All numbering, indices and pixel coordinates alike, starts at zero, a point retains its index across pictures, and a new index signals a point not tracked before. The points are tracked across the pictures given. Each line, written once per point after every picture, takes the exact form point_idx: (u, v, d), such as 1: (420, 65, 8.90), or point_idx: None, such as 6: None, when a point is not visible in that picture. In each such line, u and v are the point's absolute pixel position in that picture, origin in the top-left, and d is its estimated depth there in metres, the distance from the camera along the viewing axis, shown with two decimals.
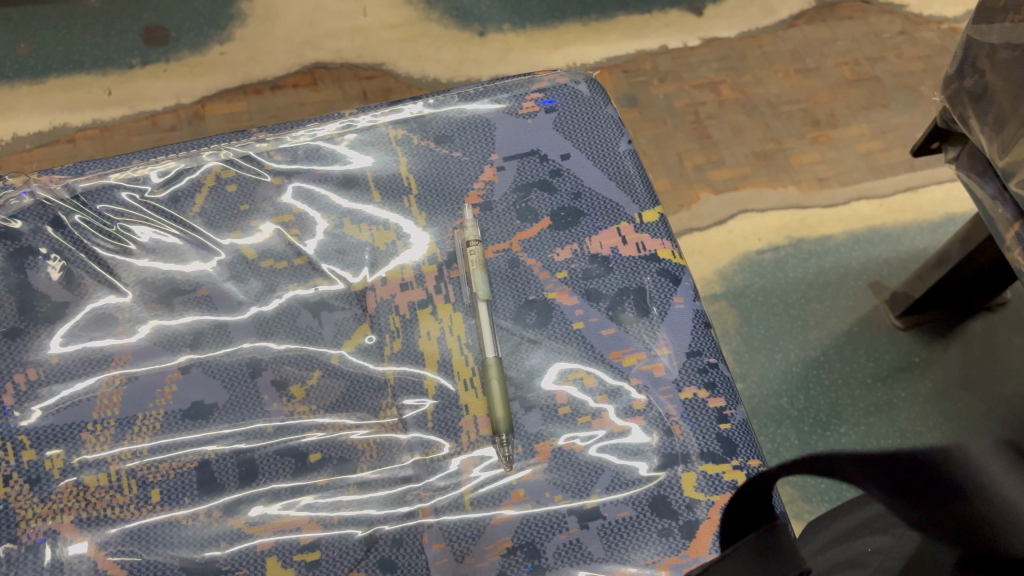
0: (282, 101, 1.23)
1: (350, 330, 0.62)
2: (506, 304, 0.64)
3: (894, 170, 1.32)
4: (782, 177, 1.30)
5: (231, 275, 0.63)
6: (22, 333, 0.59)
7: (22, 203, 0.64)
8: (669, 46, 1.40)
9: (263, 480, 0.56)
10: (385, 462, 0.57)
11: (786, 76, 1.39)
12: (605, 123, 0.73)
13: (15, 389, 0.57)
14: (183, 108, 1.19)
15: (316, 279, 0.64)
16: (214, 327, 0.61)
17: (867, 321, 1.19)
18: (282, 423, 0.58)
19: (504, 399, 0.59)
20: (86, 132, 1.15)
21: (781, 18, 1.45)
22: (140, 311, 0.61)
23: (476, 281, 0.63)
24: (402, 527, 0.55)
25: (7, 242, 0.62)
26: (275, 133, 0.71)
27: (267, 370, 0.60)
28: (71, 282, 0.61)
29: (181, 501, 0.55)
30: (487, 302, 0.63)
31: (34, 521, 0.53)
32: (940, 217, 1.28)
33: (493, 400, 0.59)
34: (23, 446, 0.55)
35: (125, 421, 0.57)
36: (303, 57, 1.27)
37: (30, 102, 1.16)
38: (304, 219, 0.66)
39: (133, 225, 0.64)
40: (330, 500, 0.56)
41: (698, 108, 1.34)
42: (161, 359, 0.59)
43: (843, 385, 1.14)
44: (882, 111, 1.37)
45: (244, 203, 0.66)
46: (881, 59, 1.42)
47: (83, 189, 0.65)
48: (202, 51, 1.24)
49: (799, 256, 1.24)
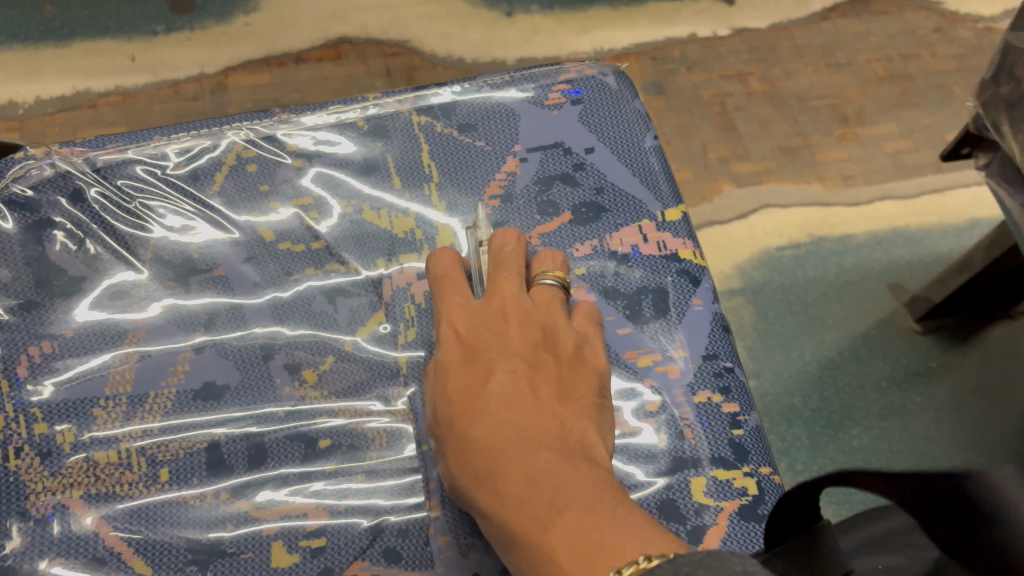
0: (305, 74, 1.22)
1: (365, 317, 0.62)
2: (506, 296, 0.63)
3: (921, 171, 1.30)
4: (807, 173, 1.28)
5: (248, 255, 0.63)
6: (39, 306, 0.59)
7: (43, 174, 0.64)
8: (699, 35, 1.38)
9: (273, 464, 0.56)
10: (395, 452, 0.58)
11: (817, 70, 1.37)
12: (632, 117, 0.72)
13: (30, 361, 0.57)
14: (206, 77, 1.19)
15: (333, 264, 0.63)
16: (229, 308, 0.61)
17: (886, 323, 1.18)
18: (294, 408, 0.58)
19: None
20: (109, 98, 1.15)
21: (814, 10, 1.43)
22: (155, 288, 0.61)
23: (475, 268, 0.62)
24: (409, 519, 0.55)
25: (26, 213, 0.62)
26: (297, 114, 0.71)
27: (280, 354, 0.60)
28: (88, 257, 0.61)
29: (190, 481, 0.55)
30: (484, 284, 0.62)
31: (43, 495, 0.53)
32: (965, 221, 1.27)
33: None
34: (35, 419, 0.55)
35: (137, 399, 0.57)
36: (328, 31, 1.26)
37: (55, 66, 1.16)
38: (323, 202, 0.66)
39: (152, 202, 0.64)
40: (337, 487, 0.56)
41: (725, 99, 1.33)
42: (175, 338, 0.59)
43: (858, 388, 1.13)
44: (913, 110, 1.34)
45: (264, 183, 0.66)
46: (915, 57, 1.40)
47: (104, 163, 0.65)
48: (227, 21, 1.24)
49: (819, 255, 1.23)
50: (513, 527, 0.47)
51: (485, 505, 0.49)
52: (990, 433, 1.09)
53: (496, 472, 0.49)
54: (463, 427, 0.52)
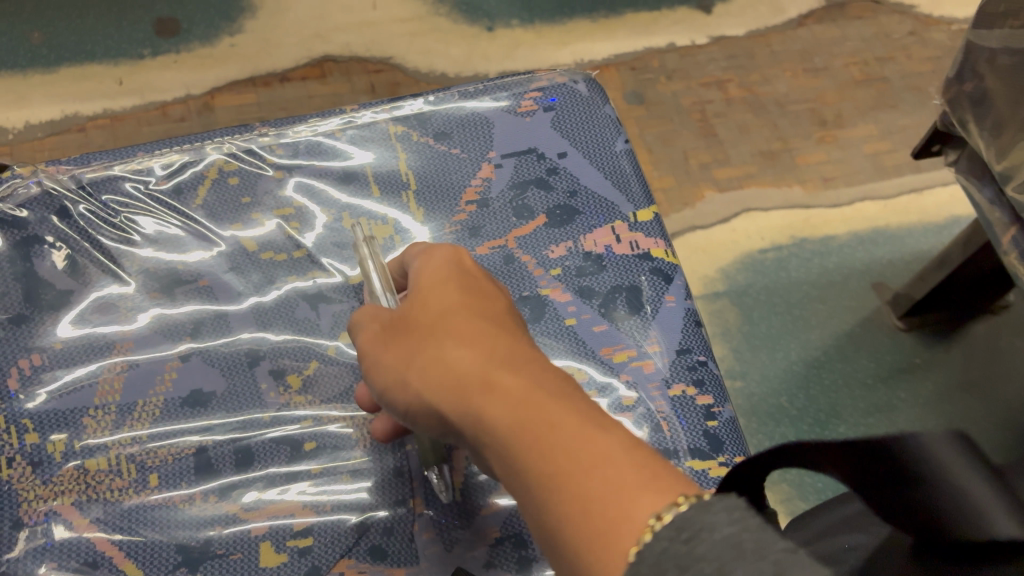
0: (291, 93, 1.24)
1: (347, 323, 0.64)
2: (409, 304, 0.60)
3: (900, 171, 1.32)
4: (787, 176, 1.30)
5: (232, 266, 0.65)
6: (28, 320, 0.61)
7: (29, 192, 0.65)
8: (677, 44, 1.40)
9: (259, 466, 0.58)
10: (378, 452, 0.60)
11: (795, 75, 1.39)
12: (603, 122, 0.74)
13: (20, 374, 0.59)
14: (193, 99, 1.20)
15: (315, 271, 0.66)
16: (215, 316, 0.63)
17: (870, 321, 1.20)
18: (279, 412, 0.60)
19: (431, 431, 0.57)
20: (97, 121, 1.16)
21: (790, 17, 1.46)
22: (142, 299, 0.63)
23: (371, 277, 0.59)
24: (393, 515, 0.57)
25: (15, 231, 0.64)
26: (277, 127, 0.72)
27: (265, 360, 0.62)
28: (76, 271, 0.63)
29: (179, 485, 0.56)
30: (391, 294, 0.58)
31: (36, 503, 0.55)
32: (945, 219, 1.29)
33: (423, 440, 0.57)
34: (26, 429, 0.57)
35: (126, 407, 0.58)
36: (312, 50, 1.28)
37: (43, 91, 1.17)
38: (304, 212, 0.68)
39: (136, 216, 0.66)
40: (323, 488, 0.58)
41: (704, 106, 1.35)
42: (162, 347, 0.61)
43: (844, 386, 1.15)
44: (890, 112, 1.37)
45: (246, 196, 0.68)
46: (891, 59, 1.42)
47: (89, 180, 0.67)
48: (212, 43, 1.26)
49: (802, 256, 1.25)
50: (526, 442, 0.40)
51: (497, 403, 0.42)
52: (975, 425, 1.11)
53: (501, 386, 0.43)
54: (462, 332, 0.46)
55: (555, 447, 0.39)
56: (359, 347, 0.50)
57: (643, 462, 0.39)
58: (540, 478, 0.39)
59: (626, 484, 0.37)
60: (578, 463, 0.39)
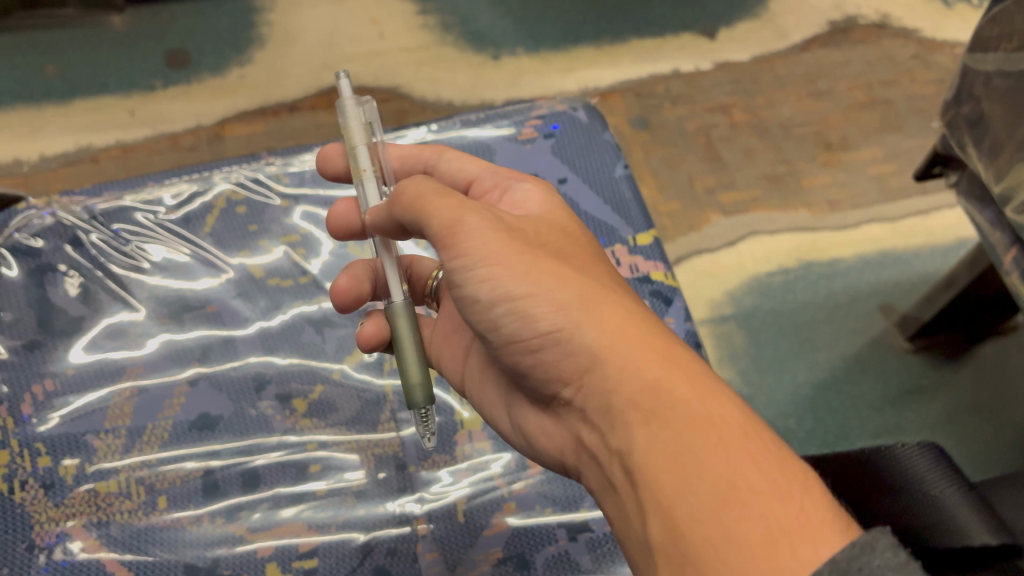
0: (300, 122, 1.25)
1: (352, 346, 0.68)
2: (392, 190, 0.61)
3: (905, 194, 1.31)
4: (792, 200, 1.30)
5: (239, 292, 0.69)
6: (41, 346, 0.64)
7: (44, 222, 0.69)
8: (681, 70, 1.41)
9: (265, 487, 0.61)
10: (380, 473, 0.63)
11: (799, 99, 1.41)
12: (603, 148, 0.75)
13: (33, 399, 0.62)
14: (203, 129, 1.22)
15: (320, 297, 0.70)
16: (223, 340, 0.66)
17: (877, 344, 1.18)
18: (285, 435, 0.63)
19: (420, 360, 0.53)
20: (110, 152, 1.18)
21: (794, 41, 1.48)
22: (151, 325, 0.67)
23: (355, 156, 0.58)
24: (397, 533, 0.60)
25: (29, 259, 0.68)
26: (283, 156, 0.77)
27: (272, 384, 0.65)
28: (88, 298, 0.67)
29: (187, 506, 0.59)
30: (371, 175, 0.58)
31: (48, 525, 0.57)
32: (952, 241, 1.27)
33: (405, 373, 0.53)
34: (39, 453, 0.59)
35: (136, 431, 0.62)
36: (321, 80, 1.30)
37: (58, 124, 1.20)
38: (310, 239, 0.73)
39: (147, 244, 0.70)
40: (327, 510, 0.61)
41: (709, 131, 1.35)
42: (170, 372, 0.64)
43: (852, 408, 1.13)
44: (895, 134, 1.38)
45: (253, 224, 0.72)
46: (895, 82, 1.44)
47: (101, 210, 0.71)
48: (222, 74, 1.28)
49: (807, 278, 1.23)
50: (708, 435, 0.42)
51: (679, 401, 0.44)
52: (987, 449, 1.09)
53: (682, 381, 0.45)
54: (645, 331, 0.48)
55: (744, 453, 0.41)
56: (483, 235, 0.48)
57: (827, 492, 0.41)
58: (717, 467, 0.41)
59: (814, 504, 0.39)
60: (763, 475, 0.40)
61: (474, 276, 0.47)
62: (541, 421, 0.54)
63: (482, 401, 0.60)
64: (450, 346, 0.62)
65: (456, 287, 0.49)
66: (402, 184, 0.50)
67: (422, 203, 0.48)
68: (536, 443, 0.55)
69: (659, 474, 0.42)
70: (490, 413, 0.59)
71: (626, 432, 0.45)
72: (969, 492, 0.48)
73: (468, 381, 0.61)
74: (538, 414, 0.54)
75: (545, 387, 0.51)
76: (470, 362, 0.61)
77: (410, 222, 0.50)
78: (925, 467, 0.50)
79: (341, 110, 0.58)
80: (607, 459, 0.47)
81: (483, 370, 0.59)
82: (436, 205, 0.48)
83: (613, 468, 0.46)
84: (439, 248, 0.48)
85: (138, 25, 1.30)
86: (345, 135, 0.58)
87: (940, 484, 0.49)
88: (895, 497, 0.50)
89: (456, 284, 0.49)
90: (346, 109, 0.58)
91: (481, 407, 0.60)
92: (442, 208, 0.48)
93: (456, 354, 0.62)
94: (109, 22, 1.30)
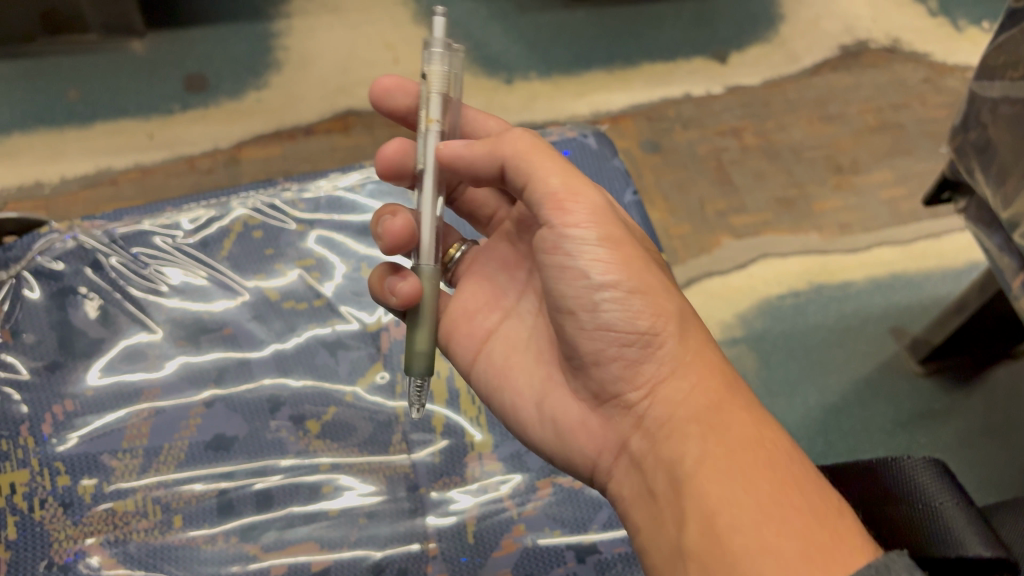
0: (315, 145, 1.26)
1: (365, 367, 0.73)
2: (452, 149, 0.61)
3: (917, 217, 1.31)
4: (804, 223, 1.29)
5: (255, 313, 0.74)
6: (62, 367, 0.69)
7: (65, 246, 0.74)
8: (692, 94, 1.42)
9: (279, 506, 0.64)
10: (391, 492, 0.66)
11: (810, 122, 1.41)
12: (612, 174, 0.77)
13: (54, 420, 0.66)
14: (220, 152, 1.23)
15: (333, 318, 0.75)
16: (238, 363, 0.71)
17: (888, 367, 1.15)
18: (298, 456, 0.67)
19: (431, 329, 0.57)
20: (128, 175, 1.19)
21: (804, 66, 1.49)
22: (169, 347, 0.71)
23: (429, 103, 0.57)
24: (407, 552, 0.63)
25: (52, 282, 0.73)
26: (299, 183, 0.84)
27: (286, 406, 0.69)
28: (107, 320, 0.72)
29: (202, 525, 0.62)
30: (437, 128, 0.58)
31: (66, 543, 0.60)
32: (963, 264, 1.25)
33: (412, 339, 0.56)
34: (59, 472, 0.63)
35: (152, 451, 0.65)
36: (336, 103, 1.31)
37: (78, 146, 1.21)
38: (324, 262, 0.78)
39: (165, 268, 0.76)
40: (339, 532, 0.63)
41: (720, 154, 1.35)
42: (186, 394, 0.68)
43: (863, 432, 1.10)
44: (906, 158, 1.38)
45: (269, 248, 0.78)
46: (906, 106, 1.44)
47: (121, 234, 0.77)
48: (239, 98, 1.30)
49: (820, 301, 1.20)
50: (764, 452, 0.48)
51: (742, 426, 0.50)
52: (1004, 475, 1.06)
53: (744, 408, 0.52)
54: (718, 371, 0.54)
55: (794, 474, 0.47)
56: (582, 225, 0.56)
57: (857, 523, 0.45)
58: (771, 481, 0.46)
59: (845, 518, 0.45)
60: (804, 494, 0.46)
61: (585, 253, 0.56)
62: (581, 421, 0.58)
63: (499, 386, 0.62)
64: (468, 325, 0.64)
65: (559, 258, 0.56)
66: (507, 135, 0.57)
67: (534, 160, 0.56)
68: (568, 440, 0.59)
69: (706, 483, 0.48)
70: (510, 402, 0.62)
71: (684, 439, 0.51)
72: (969, 507, 0.46)
73: (483, 367, 0.63)
74: (582, 413, 0.59)
75: (610, 385, 0.56)
76: (490, 348, 0.63)
77: (510, 172, 0.57)
78: (928, 479, 0.48)
79: (428, 54, 0.56)
80: (655, 464, 0.52)
81: (507, 359, 0.62)
82: (550, 171, 0.56)
83: (658, 476, 0.52)
84: (549, 209, 0.56)
85: (158, 51, 1.33)
86: (426, 80, 0.57)
87: (944, 496, 0.47)
88: (898, 507, 0.49)
89: (563, 252, 0.56)
90: (432, 55, 0.56)
91: (494, 394, 0.63)
92: (557, 175, 0.56)
93: (474, 334, 0.64)
94: (130, 48, 1.32)
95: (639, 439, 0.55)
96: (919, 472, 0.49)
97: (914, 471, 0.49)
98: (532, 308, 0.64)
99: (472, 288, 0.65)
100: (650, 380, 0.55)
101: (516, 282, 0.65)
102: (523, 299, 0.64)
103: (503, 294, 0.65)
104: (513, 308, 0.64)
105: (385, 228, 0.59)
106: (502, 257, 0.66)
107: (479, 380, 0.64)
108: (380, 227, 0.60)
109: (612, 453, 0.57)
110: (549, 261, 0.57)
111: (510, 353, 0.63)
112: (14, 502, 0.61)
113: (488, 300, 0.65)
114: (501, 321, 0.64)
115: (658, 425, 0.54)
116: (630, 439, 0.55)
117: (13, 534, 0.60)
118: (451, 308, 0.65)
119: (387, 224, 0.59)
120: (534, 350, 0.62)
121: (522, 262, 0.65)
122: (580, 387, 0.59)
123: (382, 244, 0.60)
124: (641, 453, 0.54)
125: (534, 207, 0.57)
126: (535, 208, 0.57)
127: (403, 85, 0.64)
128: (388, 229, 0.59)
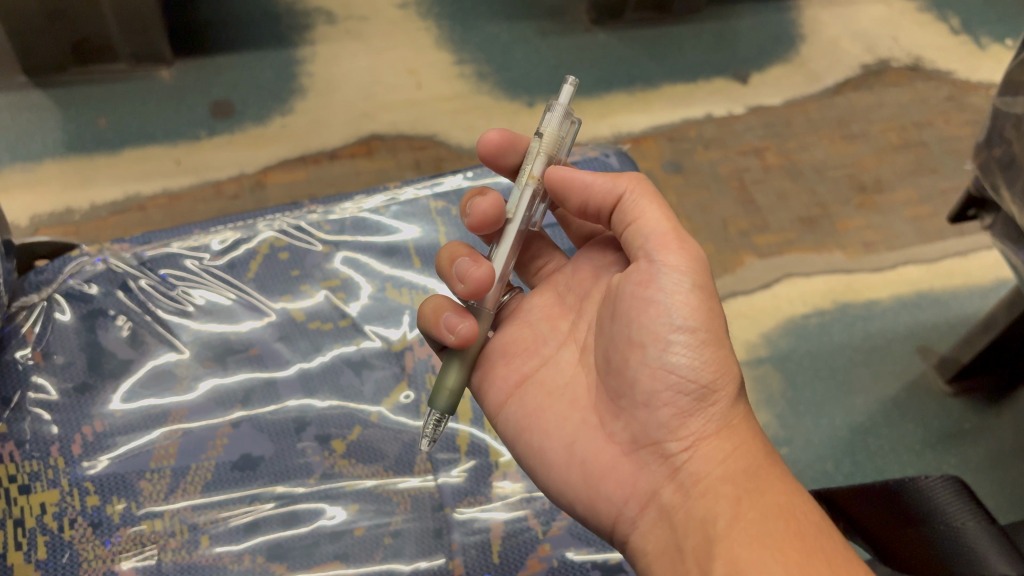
0: (339, 170, 1.27)
1: (390, 388, 0.74)
2: (537, 210, 0.63)
3: (942, 235, 1.29)
4: (827, 242, 1.28)
5: (281, 335, 0.76)
6: (92, 387, 0.70)
7: (95, 269, 0.76)
8: (714, 114, 1.42)
9: (302, 526, 0.66)
10: (416, 514, 0.67)
11: (832, 142, 1.40)
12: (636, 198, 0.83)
13: (84, 440, 0.67)
14: (245, 177, 1.25)
15: (358, 338, 0.76)
16: (265, 383, 0.72)
17: (916, 386, 1.14)
18: (324, 475, 0.68)
19: (461, 372, 0.59)
20: (157, 200, 1.21)
21: (826, 85, 1.49)
22: (197, 367, 0.73)
23: (533, 160, 0.60)
24: (433, 567, 0.65)
25: (82, 304, 0.74)
26: (324, 204, 0.85)
27: (311, 426, 0.71)
28: (136, 342, 0.74)
29: (229, 543, 0.64)
30: (535, 185, 0.61)
31: (96, 562, 0.62)
32: (991, 282, 1.24)
33: (445, 375, 0.58)
34: (88, 492, 0.65)
35: (180, 471, 0.67)
36: (360, 129, 1.33)
37: (108, 172, 1.23)
38: (349, 283, 0.80)
39: (193, 289, 0.77)
40: (364, 552, 0.65)
41: (742, 174, 1.34)
42: (214, 415, 0.70)
43: (891, 452, 1.08)
44: (930, 176, 1.37)
45: (295, 269, 0.80)
46: (929, 125, 1.44)
47: (149, 256, 0.79)
48: (265, 124, 1.31)
49: (844, 320, 1.19)
50: (795, 523, 0.50)
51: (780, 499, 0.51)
52: None
53: (778, 478, 0.53)
54: (755, 439, 0.56)
55: (823, 548, 0.49)
56: (669, 275, 0.56)
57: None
58: (804, 554, 0.48)
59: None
60: (833, 568, 0.47)
61: (676, 294, 0.56)
62: (611, 467, 0.57)
63: (529, 428, 0.61)
64: (506, 366, 0.63)
65: (646, 293, 0.57)
66: (627, 174, 0.60)
67: (650, 201, 0.59)
68: (596, 485, 0.57)
69: (740, 546, 0.49)
70: (539, 444, 0.60)
71: (718, 499, 0.52)
72: (992, 526, 0.50)
73: (515, 407, 0.62)
74: (613, 457, 0.57)
75: (653, 431, 0.56)
76: (523, 392, 0.62)
77: (624, 208, 0.59)
78: (948, 499, 0.52)
79: (547, 113, 0.60)
80: (687, 520, 0.53)
81: (540, 404, 0.61)
82: (659, 215, 0.58)
83: (688, 532, 0.52)
84: (655, 245, 0.57)
85: (185, 79, 1.35)
86: (540, 138, 0.60)
87: (964, 517, 0.51)
88: (918, 528, 0.52)
89: (653, 288, 0.56)
90: (551, 115, 0.60)
91: (521, 436, 0.61)
92: (666, 218, 0.58)
93: (509, 377, 0.63)
94: (158, 76, 1.35)
95: (671, 492, 0.55)
96: (939, 493, 0.53)
97: (934, 493, 0.53)
98: (571, 358, 0.62)
99: (513, 332, 0.64)
100: (694, 434, 0.55)
101: (558, 332, 0.64)
102: (563, 349, 0.63)
103: (544, 342, 0.63)
104: (551, 356, 0.63)
105: (465, 271, 0.59)
106: (547, 307, 0.65)
107: (507, 424, 0.62)
108: (458, 270, 0.60)
109: (639, 502, 0.56)
110: (634, 295, 0.57)
111: (546, 397, 0.61)
112: (45, 522, 0.63)
113: (528, 346, 0.64)
114: (539, 367, 0.62)
115: (693, 480, 0.54)
116: (661, 490, 0.55)
117: (43, 555, 0.62)
118: (490, 346, 0.64)
119: (468, 268, 0.59)
120: (570, 396, 0.60)
121: (566, 314, 0.65)
122: (618, 431, 0.58)
123: (457, 286, 0.60)
124: (672, 505, 0.54)
125: (637, 242, 0.58)
126: (637, 242, 0.58)
127: (515, 143, 0.65)
128: (469, 273, 0.59)
